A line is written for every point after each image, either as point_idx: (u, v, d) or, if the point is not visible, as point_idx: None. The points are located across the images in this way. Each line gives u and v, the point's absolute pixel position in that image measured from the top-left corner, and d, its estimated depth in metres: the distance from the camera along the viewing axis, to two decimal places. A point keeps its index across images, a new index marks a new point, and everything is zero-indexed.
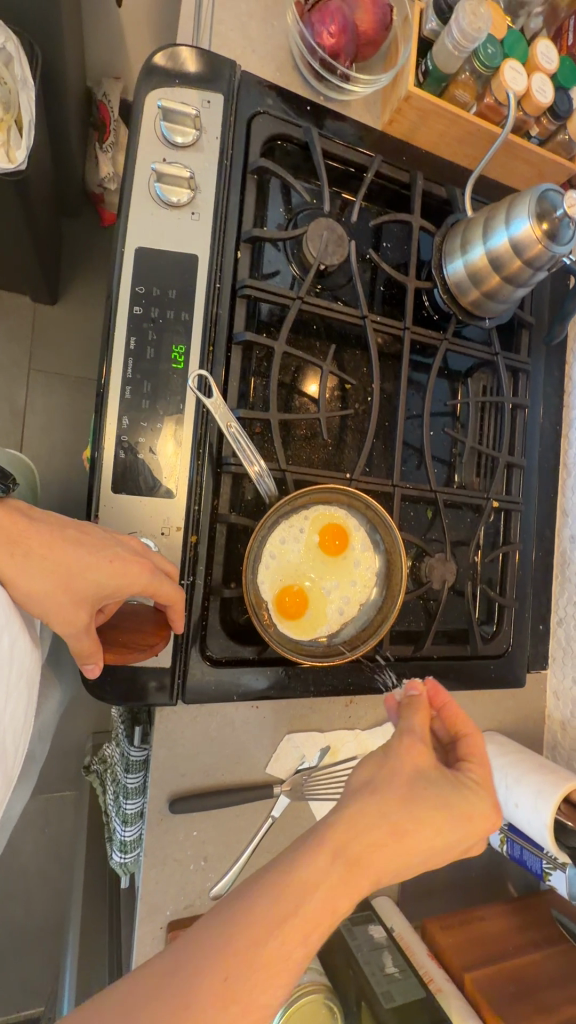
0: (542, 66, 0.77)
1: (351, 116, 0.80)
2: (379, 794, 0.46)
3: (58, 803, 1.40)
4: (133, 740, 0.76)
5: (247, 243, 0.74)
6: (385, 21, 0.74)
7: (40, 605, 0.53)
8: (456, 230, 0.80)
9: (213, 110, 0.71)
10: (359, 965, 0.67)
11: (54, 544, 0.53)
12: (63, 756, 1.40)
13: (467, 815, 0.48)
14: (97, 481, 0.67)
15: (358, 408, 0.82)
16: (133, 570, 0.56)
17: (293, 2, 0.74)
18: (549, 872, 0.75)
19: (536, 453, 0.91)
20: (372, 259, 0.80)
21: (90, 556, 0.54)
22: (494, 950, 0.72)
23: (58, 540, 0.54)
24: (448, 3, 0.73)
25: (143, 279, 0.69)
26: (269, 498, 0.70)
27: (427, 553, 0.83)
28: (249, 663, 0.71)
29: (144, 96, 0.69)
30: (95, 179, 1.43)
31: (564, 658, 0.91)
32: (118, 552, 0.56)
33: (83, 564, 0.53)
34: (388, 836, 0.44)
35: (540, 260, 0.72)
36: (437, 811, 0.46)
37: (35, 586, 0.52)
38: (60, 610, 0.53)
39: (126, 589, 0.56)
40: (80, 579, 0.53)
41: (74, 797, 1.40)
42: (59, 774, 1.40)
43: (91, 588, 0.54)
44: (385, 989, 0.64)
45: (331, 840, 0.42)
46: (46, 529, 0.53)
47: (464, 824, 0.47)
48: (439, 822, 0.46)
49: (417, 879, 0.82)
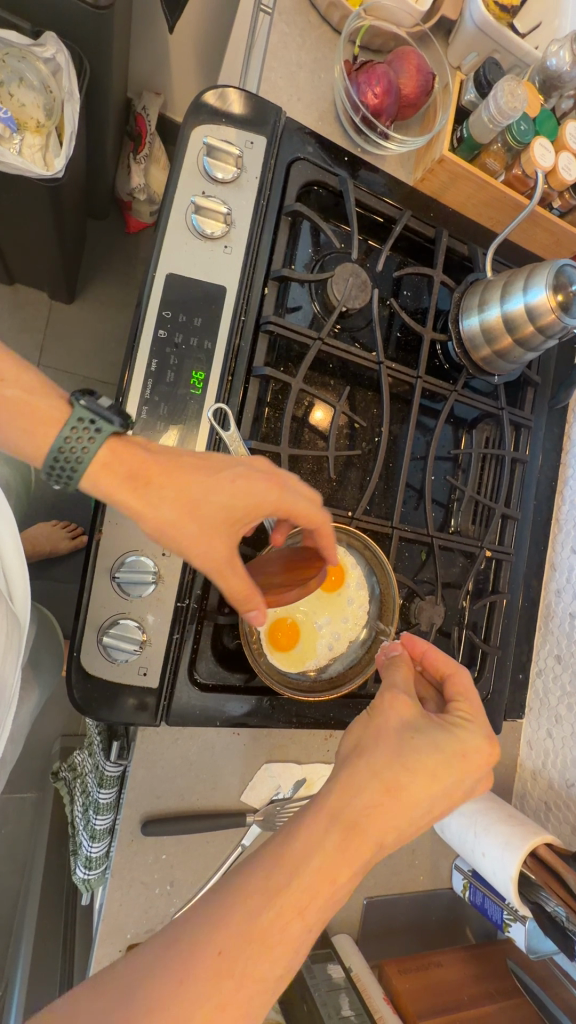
0: (569, 145, 0.81)
1: (385, 169, 0.83)
2: (367, 757, 0.48)
3: (18, 805, 1.37)
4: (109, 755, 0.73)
5: (275, 281, 0.76)
6: (426, 88, 0.77)
7: (168, 535, 0.57)
8: (474, 289, 0.83)
9: (256, 151, 0.74)
10: (315, 1005, 0.67)
11: (174, 472, 0.56)
12: (28, 757, 1.38)
13: (461, 753, 0.50)
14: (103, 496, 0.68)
15: (365, 447, 0.84)
16: (257, 486, 0.58)
17: (341, 59, 0.78)
18: (508, 923, 0.76)
19: (531, 508, 0.94)
20: (392, 307, 0.82)
21: (211, 479, 0.58)
22: (449, 999, 0.72)
23: (176, 471, 0.57)
24: (487, 78, 0.77)
25: (171, 304, 0.71)
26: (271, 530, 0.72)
27: (418, 595, 0.86)
28: (235, 691, 0.71)
29: (190, 130, 0.72)
30: (126, 187, 1.46)
31: (540, 709, 0.93)
32: (237, 470, 0.58)
33: (202, 488, 0.57)
34: (379, 797, 0.45)
35: (552, 329, 0.75)
36: (426, 761, 0.48)
37: (162, 516, 0.56)
38: (189, 537, 0.57)
39: (259, 510, 0.59)
40: (202, 502, 0.57)
41: (34, 800, 1.38)
42: (22, 775, 1.38)
43: (223, 510, 0.58)
44: None
45: (325, 811, 0.44)
46: (165, 461, 0.57)
47: (458, 763, 0.50)
48: (430, 772, 0.48)
49: (378, 918, 0.82)
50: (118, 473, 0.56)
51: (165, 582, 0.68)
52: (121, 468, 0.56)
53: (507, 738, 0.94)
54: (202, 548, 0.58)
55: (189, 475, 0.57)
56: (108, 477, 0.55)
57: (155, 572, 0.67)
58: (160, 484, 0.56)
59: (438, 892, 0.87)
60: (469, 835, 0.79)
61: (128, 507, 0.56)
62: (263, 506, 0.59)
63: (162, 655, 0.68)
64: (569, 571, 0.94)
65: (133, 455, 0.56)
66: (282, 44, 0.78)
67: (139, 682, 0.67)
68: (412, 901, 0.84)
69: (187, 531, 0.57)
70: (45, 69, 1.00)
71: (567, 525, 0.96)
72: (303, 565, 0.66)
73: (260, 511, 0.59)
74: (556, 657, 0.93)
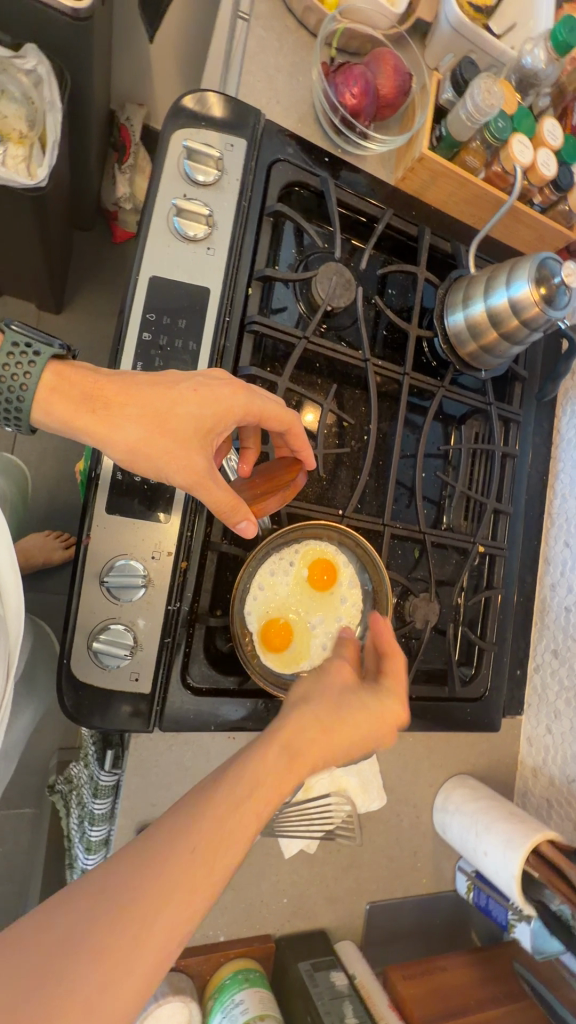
0: (547, 142, 0.82)
1: (366, 169, 0.84)
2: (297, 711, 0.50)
3: (15, 821, 1.35)
4: (103, 764, 0.70)
5: (259, 281, 0.76)
6: (404, 88, 0.78)
7: (131, 453, 0.59)
8: (458, 285, 0.83)
9: (236, 153, 0.74)
10: (319, 1013, 0.66)
11: (132, 393, 0.59)
12: (24, 771, 1.36)
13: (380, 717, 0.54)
14: (91, 501, 0.67)
15: (354, 446, 0.84)
16: (222, 392, 0.61)
17: (319, 61, 0.78)
18: (513, 923, 0.74)
19: (523, 503, 0.94)
20: (377, 305, 0.82)
21: (174, 392, 0.60)
22: (454, 1004, 0.71)
23: (134, 391, 0.59)
24: (463, 77, 0.78)
25: (155, 307, 0.71)
26: (262, 530, 0.72)
27: (412, 592, 0.85)
28: (229, 695, 0.70)
29: (170, 134, 0.72)
30: (111, 196, 1.47)
31: (539, 705, 0.93)
32: (199, 382, 0.62)
33: (169, 400, 0.60)
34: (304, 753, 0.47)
35: (536, 323, 0.75)
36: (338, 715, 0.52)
37: (129, 435, 0.59)
38: (159, 450, 0.59)
39: (228, 413, 0.62)
40: (167, 414, 0.59)
41: (32, 815, 1.36)
42: (19, 789, 1.36)
43: (190, 420, 0.60)
44: None
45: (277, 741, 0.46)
46: (119, 384, 0.60)
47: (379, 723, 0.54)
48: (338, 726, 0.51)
49: (381, 923, 0.81)
50: (66, 392, 0.58)
51: (155, 585, 0.68)
52: (73, 393, 0.59)
53: (507, 735, 0.93)
54: (181, 460, 0.60)
55: (146, 392, 0.59)
56: (61, 402, 0.58)
57: (144, 576, 0.66)
58: (121, 404, 0.59)
59: (442, 893, 0.85)
60: (471, 834, 0.78)
61: (92, 434, 0.58)
62: (231, 412, 0.62)
63: (154, 660, 0.67)
64: (562, 565, 0.94)
65: (85, 379, 0.59)
66: (260, 48, 0.78)
67: (131, 688, 0.66)
68: (415, 904, 0.83)
69: (161, 447, 0.59)
70: (26, 80, 1.00)
71: (560, 519, 0.96)
72: (281, 472, 0.69)
73: (228, 417, 0.62)
74: (553, 652, 0.92)
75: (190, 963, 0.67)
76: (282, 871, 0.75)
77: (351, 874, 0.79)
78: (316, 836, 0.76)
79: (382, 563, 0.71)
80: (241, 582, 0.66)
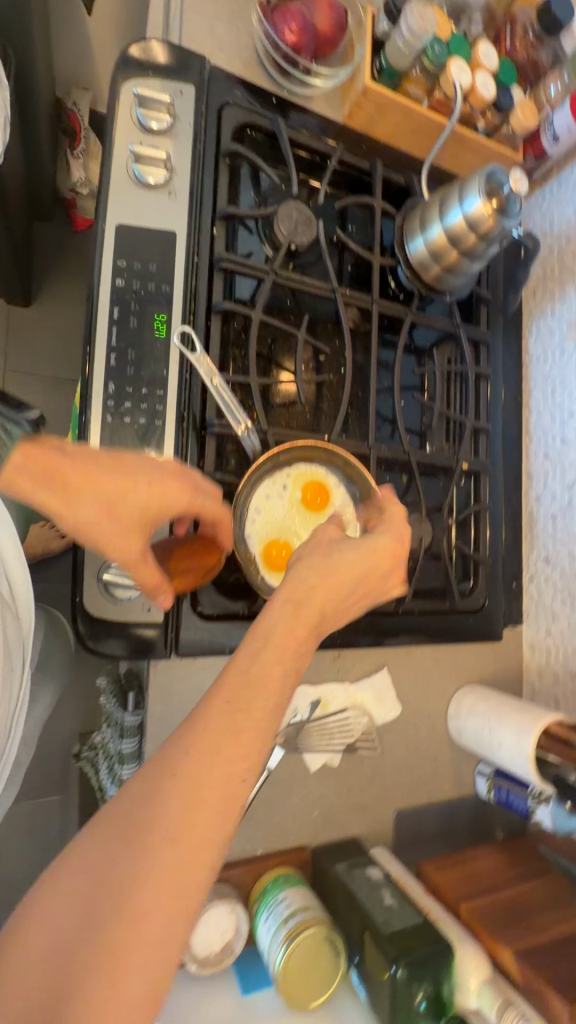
0: (484, 64, 0.85)
1: (314, 109, 0.86)
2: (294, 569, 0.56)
3: (45, 806, 1.36)
4: (127, 707, 0.75)
5: (222, 222, 0.77)
6: (341, 24, 0.80)
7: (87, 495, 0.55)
8: (415, 211, 0.86)
9: (186, 98, 0.76)
10: (360, 901, 0.68)
11: (88, 477, 0.54)
12: (47, 756, 1.38)
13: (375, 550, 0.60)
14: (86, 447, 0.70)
15: (332, 378, 0.87)
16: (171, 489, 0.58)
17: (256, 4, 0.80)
18: (534, 808, 0.78)
19: (500, 422, 0.98)
20: (339, 239, 0.85)
21: (128, 479, 0.56)
22: (485, 884, 0.74)
23: (92, 476, 0.55)
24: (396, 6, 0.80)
25: (125, 253, 0.73)
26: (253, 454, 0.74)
27: (405, 514, 0.90)
28: (240, 618, 0.73)
29: (119, 86, 0.74)
30: (66, 183, 1.47)
31: (536, 612, 0.97)
32: (154, 474, 0.58)
33: (120, 488, 0.56)
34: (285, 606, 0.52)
35: (492, 234, 0.79)
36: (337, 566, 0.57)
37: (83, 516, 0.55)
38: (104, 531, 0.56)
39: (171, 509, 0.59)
40: (122, 507, 0.56)
41: (60, 798, 1.37)
42: (44, 775, 1.37)
43: (136, 513, 0.57)
44: (384, 918, 0.66)
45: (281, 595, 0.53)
46: (79, 460, 0.55)
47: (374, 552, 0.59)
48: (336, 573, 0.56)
49: (409, 826, 0.84)
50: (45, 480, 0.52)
51: (157, 519, 0.70)
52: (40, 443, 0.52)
53: (510, 645, 0.97)
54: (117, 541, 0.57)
55: (105, 478, 0.55)
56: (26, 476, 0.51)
57: (144, 512, 0.69)
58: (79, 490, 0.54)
59: (463, 796, 0.89)
60: (485, 730, 0.82)
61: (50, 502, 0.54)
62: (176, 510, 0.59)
63: None
64: (545, 476, 0.97)
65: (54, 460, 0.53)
66: None
67: (145, 620, 0.69)
68: (440, 807, 0.87)
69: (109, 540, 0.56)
70: None
71: (537, 433, 0.99)
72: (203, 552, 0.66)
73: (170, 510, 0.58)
74: (545, 560, 0.96)
75: (231, 873, 0.70)
76: (309, 785, 0.78)
77: (375, 783, 0.83)
78: (338, 749, 0.80)
79: (370, 476, 0.75)
80: (235, 505, 0.70)
